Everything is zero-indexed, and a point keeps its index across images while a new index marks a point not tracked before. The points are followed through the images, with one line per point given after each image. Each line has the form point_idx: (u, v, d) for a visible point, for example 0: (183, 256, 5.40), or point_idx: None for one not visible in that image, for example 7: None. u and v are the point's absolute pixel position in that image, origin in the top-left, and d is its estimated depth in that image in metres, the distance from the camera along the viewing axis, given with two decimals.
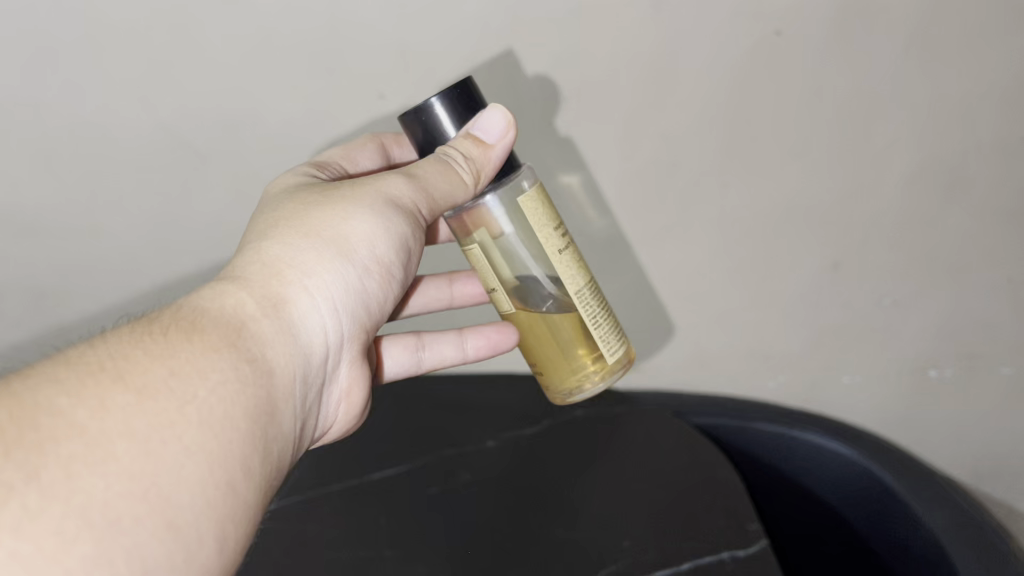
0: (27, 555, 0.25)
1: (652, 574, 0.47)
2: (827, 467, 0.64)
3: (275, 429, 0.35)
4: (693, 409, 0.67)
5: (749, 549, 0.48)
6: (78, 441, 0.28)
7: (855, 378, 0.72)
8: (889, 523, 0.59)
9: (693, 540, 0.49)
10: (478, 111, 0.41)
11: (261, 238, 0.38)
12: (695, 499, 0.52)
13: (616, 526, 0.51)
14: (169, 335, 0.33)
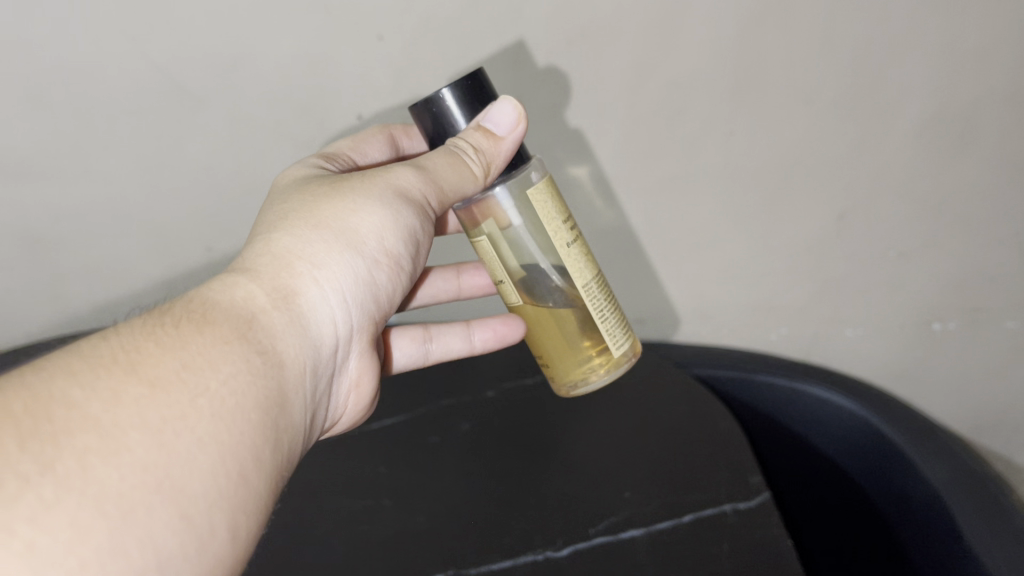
0: (44, 545, 0.25)
1: (652, 525, 0.48)
2: (832, 417, 0.71)
3: (286, 419, 0.35)
4: (699, 359, 0.73)
5: (751, 502, 0.49)
6: (91, 433, 0.28)
7: (858, 331, 0.76)
8: (887, 476, 0.67)
9: (694, 494, 0.50)
10: (489, 103, 0.42)
11: (270, 230, 0.39)
12: (698, 454, 0.54)
13: (618, 480, 0.53)
14: (181, 327, 0.33)
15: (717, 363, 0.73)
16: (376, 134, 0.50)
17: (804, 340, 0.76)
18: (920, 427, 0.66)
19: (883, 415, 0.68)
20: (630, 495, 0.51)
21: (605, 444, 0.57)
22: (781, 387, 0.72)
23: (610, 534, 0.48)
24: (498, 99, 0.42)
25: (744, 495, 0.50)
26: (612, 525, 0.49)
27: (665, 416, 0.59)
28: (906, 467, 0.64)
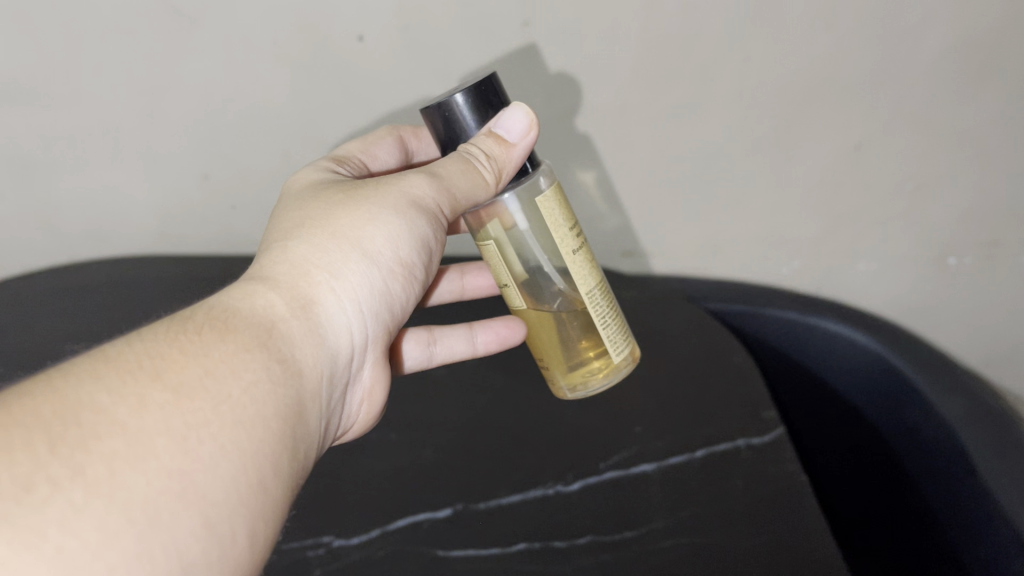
0: (75, 549, 0.26)
1: (663, 460, 0.56)
2: (838, 349, 0.75)
3: (303, 427, 0.36)
4: (710, 295, 0.77)
5: (763, 438, 0.56)
6: (118, 438, 0.29)
7: (871, 265, 0.76)
8: (898, 409, 0.70)
9: (706, 428, 0.58)
10: (500, 110, 0.43)
11: (287, 239, 0.39)
12: (711, 395, 0.61)
13: (631, 417, 0.60)
14: (203, 334, 0.34)
15: (729, 299, 0.77)
16: (386, 136, 0.52)
17: (816, 272, 0.77)
18: (929, 358, 0.70)
19: (895, 349, 0.71)
20: (645, 426, 0.59)
21: (622, 380, 0.64)
22: (791, 320, 0.76)
23: (621, 468, 0.55)
24: (509, 104, 0.43)
25: (758, 432, 0.57)
26: (622, 459, 0.56)
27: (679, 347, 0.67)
28: (920, 402, 0.67)
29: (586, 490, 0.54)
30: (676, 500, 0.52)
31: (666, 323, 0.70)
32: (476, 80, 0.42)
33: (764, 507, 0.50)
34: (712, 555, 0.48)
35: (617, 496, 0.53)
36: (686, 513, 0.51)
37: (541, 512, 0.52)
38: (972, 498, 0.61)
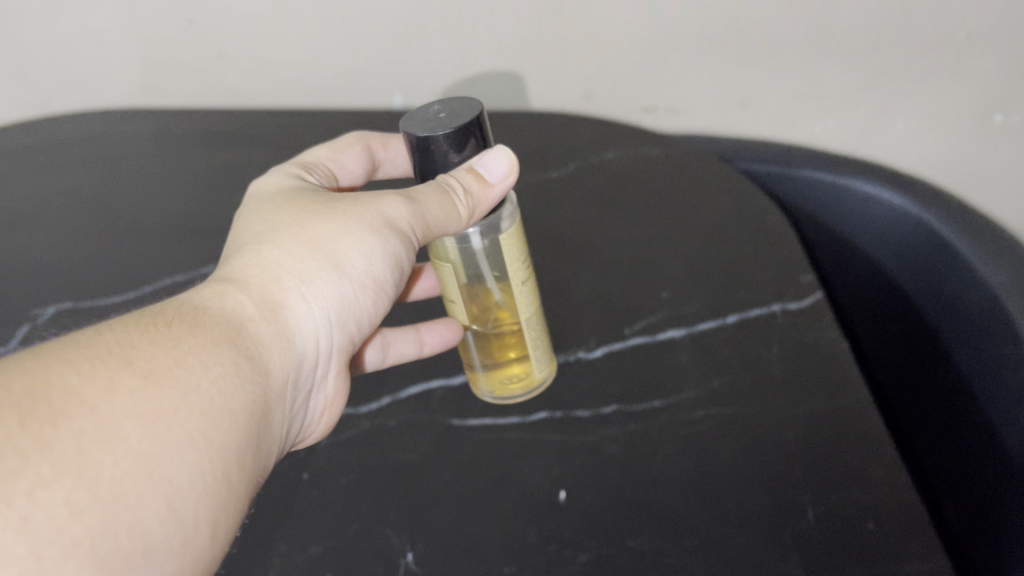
0: (36, 523, 0.33)
1: (775, 434, 0.65)
2: (879, 213, 0.87)
3: (269, 426, 0.47)
4: (739, 153, 0.96)
5: (830, 415, 0.65)
6: (89, 421, 0.37)
7: (865, 75, 0.93)
8: (937, 268, 0.82)
9: (819, 397, 0.67)
10: (486, 150, 0.56)
11: (265, 247, 0.51)
12: (772, 403, 0.67)
13: (718, 374, 0.70)
14: (172, 327, 0.44)
15: (764, 160, 0.94)
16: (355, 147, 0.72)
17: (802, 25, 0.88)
18: (968, 218, 0.80)
19: (934, 208, 0.82)
20: (700, 376, 0.71)
21: (642, 324, 0.76)
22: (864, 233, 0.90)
23: (636, 410, 0.68)
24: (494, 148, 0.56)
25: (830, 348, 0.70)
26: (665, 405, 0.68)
27: (804, 326, 0.73)
28: (962, 264, 0.78)
29: (621, 439, 0.66)
30: (713, 444, 0.65)
31: (659, 269, 0.82)
32: (457, 125, 0.53)
33: (798, 466, 0.62)
34: (715, 506, 0.60)
35: (651, 456, 0.64)
36: (704, 468, 0.63)
37: (592, 450, 0.65)
38: (1007, 375, 0.72)
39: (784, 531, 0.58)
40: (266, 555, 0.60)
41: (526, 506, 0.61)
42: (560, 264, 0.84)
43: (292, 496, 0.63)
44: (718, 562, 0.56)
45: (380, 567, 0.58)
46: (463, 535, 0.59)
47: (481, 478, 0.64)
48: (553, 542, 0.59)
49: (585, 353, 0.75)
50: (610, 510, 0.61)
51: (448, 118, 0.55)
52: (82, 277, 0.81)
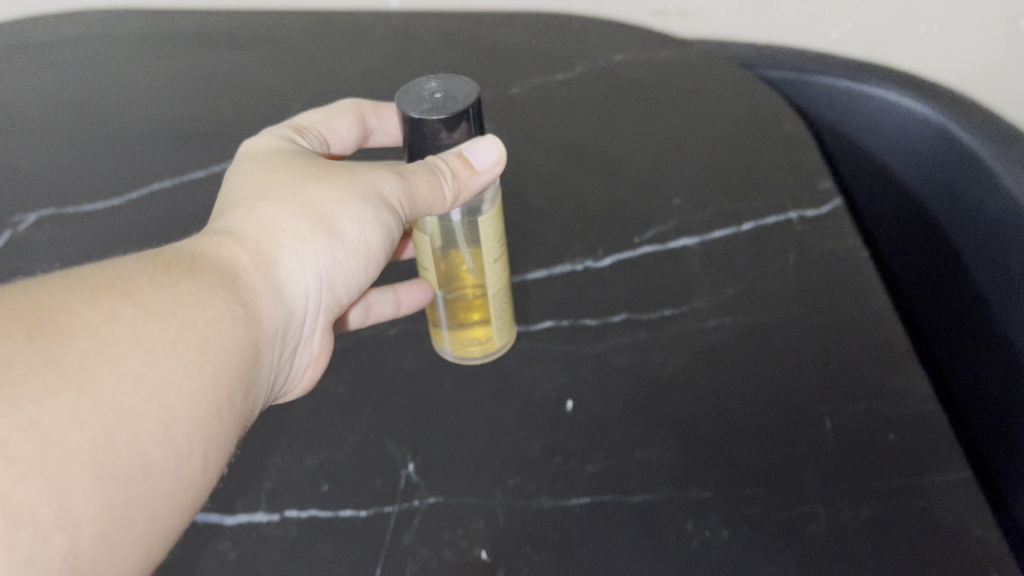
0: (38, 425, 0.31)
1: (787, 343, 0.63)
2: (900, 121, 0.82)
3: (258, 371, 0.44)
4: (755, 60, 0.90)
5: (846, 325, 0.64)
6: (91, 339, 0.35)
7: None
8: (957, 181, 0.78)
9: (835, 309, 0.65)
10: (474, 137, 0.50)
11: (263, 199, 0.47)
12: (779, 311, 0.65)
13: (730, 278, 0.68)
14: (173, 266, 0.41)
15: (779, 64, 0.88)
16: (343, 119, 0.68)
17: None
18: (994, 128, 0.76)
19: (960, 118, 0.78)
20: (715, 284, 0.67)
21: (654, 230, 0.72)
22: (881, 140, 0.85)
23: (645, 317, 0.65)
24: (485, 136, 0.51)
25: (849, 273, 0.67)
26: (669, 316, 0.65)
27: (813, 236, 0.71)
28: (986, 176, 0.74)
29: (630, 349, 0.63)
30: (728, 349, 0.63)
31: (672, 176, 0.77)
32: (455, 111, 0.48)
33: (814, 379, 0.60)
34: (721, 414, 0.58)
35: (662, 364, 0.62)
36: (716, 378, 0.61)
37: (600, 357, 0.63)
38: None
39: (801, 443, 0.56)
40: (256, 462, 0.56)
41: (531, 417, 0.59)
42: (567, 168, 0.79)
43: (287, 405, 0.60)
44: (731, 475, 0.55)
45: (378, 479, 0.55)
46: (465, 448, 0.57)
47: (484, 388, 0.61)
48: (558, 454, 0.56)
49: (593, 264, 0.70)
50: (621, 418, 0.58)
51: (441, 99, 0.50)
52: (72, 176, 0.78)
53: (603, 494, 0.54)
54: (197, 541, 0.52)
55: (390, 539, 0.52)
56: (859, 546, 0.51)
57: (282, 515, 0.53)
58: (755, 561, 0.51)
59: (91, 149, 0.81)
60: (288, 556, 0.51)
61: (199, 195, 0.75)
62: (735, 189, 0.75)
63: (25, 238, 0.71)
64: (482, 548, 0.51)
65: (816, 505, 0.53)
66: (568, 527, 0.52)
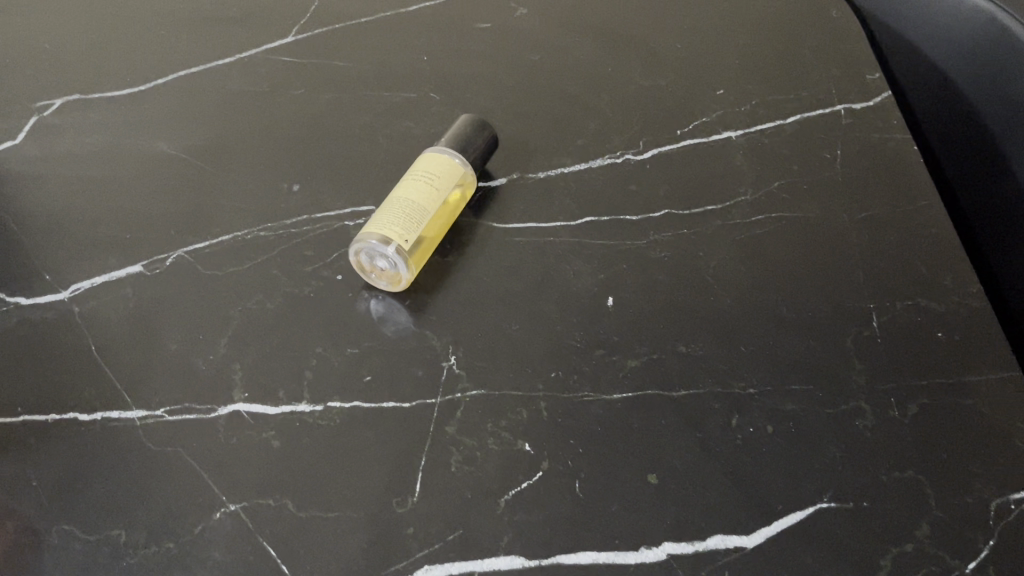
0: None
1: (836, 243, 0.61)
2: (955, 15, 0.78)
3: None
4: None
5: (898, 225, 0.62)
6: None
7: None
8: (1009, 85, 0.75)
9: (885, 206, 0.63)
10: (416, 202, 0.57)
11: None
12: (828, 210, 0.63)
13: (773, 176, 0.65)
14: None
15: None
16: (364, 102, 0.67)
17: None
18: None
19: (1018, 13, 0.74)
20: (760, 178, 0.65)
21: (697, 123, 0.70)
22: (940, 28, 0.80)
23: (691, 211, 0.63)
24: (416, 206, 0.57)
25: (898, 167, 0.65)
26: (713, 213, 0.63)
27: (859, 130, 0.68)
28: None
29: (672, 242, 0.61)
30: (770, 244, 0.61)
31: (713, 65, 0.74)
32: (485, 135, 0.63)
33: (859, 276, 0.59)
34: (766, 313, 0.57)
35: (705, 258, 0.60)
36: (759, 273, 0.59)
37: (642, 250, 0.61)
38: None
39: (845, 341, 0.56)
40: (297, 352, 0.55)
41: (573, 310, 0.58)
42: (604, 54, 0.76)
43: (325, 293, 0.58)
44: (776, 369, 0.54)
45: (419, 370, 0.55)
46: (507, 341, 0.56)
47: (520, 277, 0.60)
48: (600, 347, 0.56)
49: (634, 156, 0.67)
50: (664, 313, 0.57)
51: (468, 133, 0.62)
52: (95, 60, 0.75)
53: (645, 390, 0.53)
54: (242, 431, 0.52)
55: (434, 429, 0.52)
56: (904, 442, 0.51)
57: (325, 407, 0.53)
58: (795, 457, 0.51)
59: (112, 31, 0.78)
60: (332, 447, 0.51)
61: (229, 84, 0.73)
62: (780, 82, 0.73)
63: (53, 124, 0.70)
64: (524, 441, 0.51)
65: (862, 402, 0.53)
66: (610, 421, 0.52)
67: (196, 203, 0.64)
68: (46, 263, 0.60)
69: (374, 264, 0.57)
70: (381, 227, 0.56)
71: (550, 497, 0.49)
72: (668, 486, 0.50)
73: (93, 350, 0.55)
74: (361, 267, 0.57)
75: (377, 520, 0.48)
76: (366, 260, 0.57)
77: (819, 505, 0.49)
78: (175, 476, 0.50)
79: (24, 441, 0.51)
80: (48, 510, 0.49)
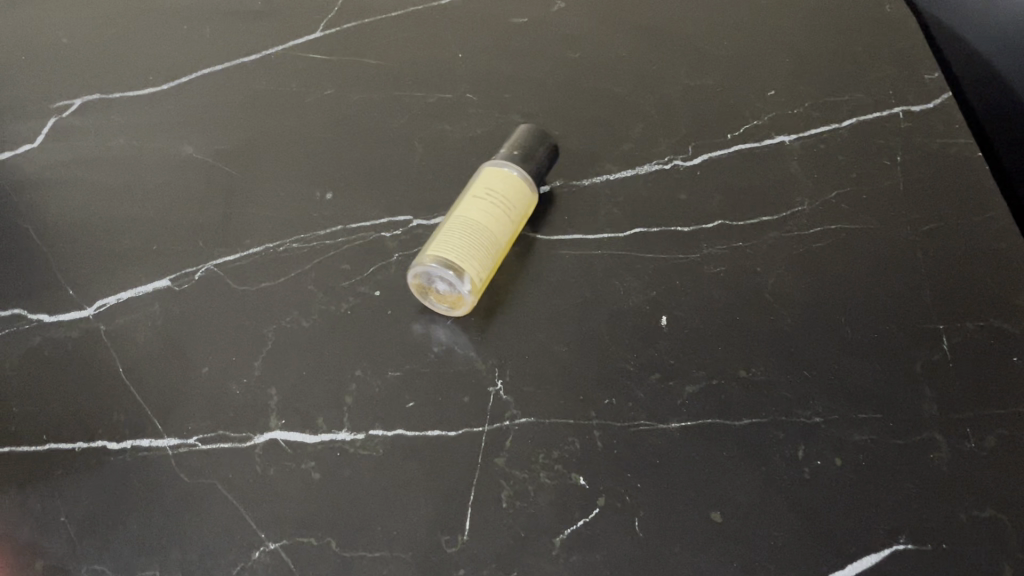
0: None
1: (902, 257, 0.58)
2: None
3: None
4: None
5: (966, 237, 0.58)
6: None
7: None
8: None
9: (951, 216, 0.60)
10: (492, 232, 0.54)
11: None
12: (892, 220, 0.60)
13: (831, 183, 0.62)
14: None
15: None
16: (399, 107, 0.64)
17: None
18: None
19: None
20: (817, 186, 0.62)
21: (748, 126, 0.66)
22: None
23: (746, 222, 0.60)
24: (492, 237, 0.53)
25: (963, 174, 0.62)
26: (769, 224, 0.60)
27: (920, 134, 0.65)
28: None
29: (727, 257, 0.58)
30: (831, 259, 0.58)
31: (762, 63, 0.71)
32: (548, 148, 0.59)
33: (928, 294, 0.56)
34: (830, 334, 0.54)
35: (763, 274, 0.57)
36: (821, 290, 0.56)
37: (696, 266, 0.58)
38: None
39: (915, 365, 0.52)
40: (335, 375, 0.52)
41: (625, 330, 0.54)
42: (648, 52, 0.72)
43: (363, 311, 0.55)
44: (842, 396, 0.51)
45: (464, 395, 0.51)
46: (557, 364, 0.53)
47: (568, 295, 0.56)
48: (656, 371, 0.52)
49: (683, 162, 0.64)
50: (722, 334, 0.54)
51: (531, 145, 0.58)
52: (115, 57, 0.72)
53: (705, 419, 0.50)
54: (280, 462, 0.49)
55: (483, 461, 0.49)
56: (982, 479, 0.48)
57: (367, 435, 0.50)
58: (867, 493, 0.48)
59: (131, 26, 0.74)
60: (375, 480, 0.48)
61: (255, 83, 0.70)
62: (835, 82, 0.69)
63: (73, 126, 0.66)
64: (579, 474, 0.48)
65: (936, 433, 0.50)
66: (668, 453, 0.49)
67: (225, 212, 0.61)
68: (69, 276, 0.57)
69: (434, 287, 0.53)
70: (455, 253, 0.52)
71: (608, 537, 0.46)
72: (733, 525, 0.47)
73: (121, 372, 0.52)
74: (416, 286, 0.54)
75: (426, 561, 0.46)
76: (425, 280, 0.53)
77: (894, 548, 0.46)
78: (211, 512, 0.47)
79: (52, 473, 0.48)
80: (79, 548, 0.46)
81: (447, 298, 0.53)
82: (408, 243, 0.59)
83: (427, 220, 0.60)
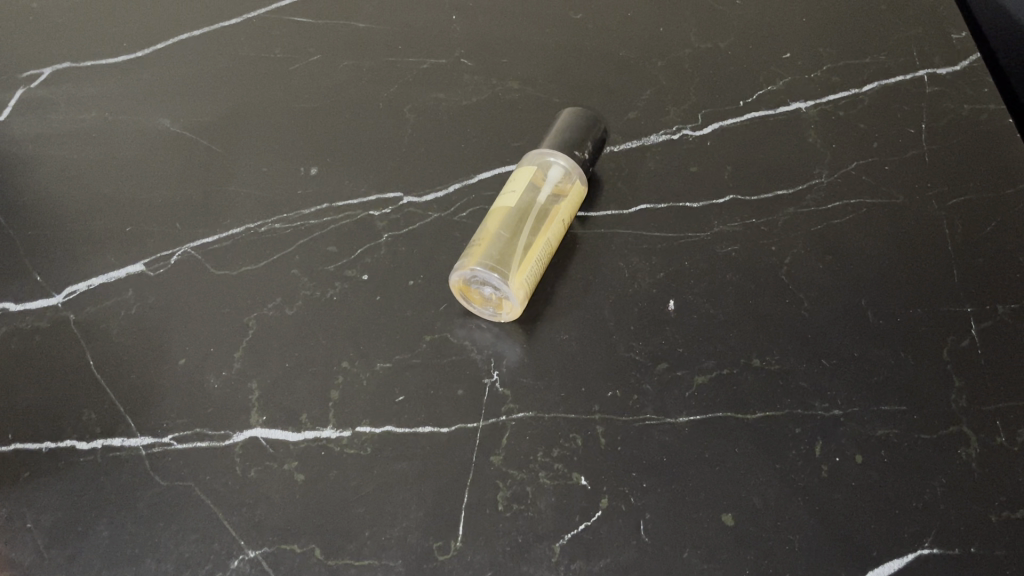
0: None
1: (927, 232, 0.54)
2: None
3: None
4: None
5: (996, 211, 0.54)
6: None
7: None
8: None
9: (978, 187, 0.56)
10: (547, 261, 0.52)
11: None
12: (917, 192, 0.56)
13: (851, 153, 0.58)
14: None
15: None
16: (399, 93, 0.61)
17: None
18: None
19: None
20: (836, 156, 0.58)
21: (762, 93, 0.62)
22: None
23: (760, 197, 0.56)
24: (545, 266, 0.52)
25: (992, 143, 0.58)
26: (785, 198, 0.56)
27: (948, 99, 0.60)
28: None
29: (740, 235, 0.54)
30: (851, 237, 0.54)
31: (778, 23, 0.66)
32: (598, 135, 0.54)
33: (956, 273, 0.52)
34: (851, 319, 0.50)
35: (778, 253, 0.53)
36: (841, 270, 0.52)
37: (706, 245, 0.54)
38: None
39: (942, 353, 0.49)
40: (320, 367, 0.49)
41: (630, 316, 0.51)
42: (654, 12, 0.68)
43: (351, 297, 0.52)
44: (864, 386, 0.48)
45: (459, 388, 0.48)
46: (557, 354, 0.49)
47: (568, 278, 0.53)
48: (663, 361, 0.49)
49: (693, 132, 0.60)
50: (735, 321, 0.50)
51: (583, 134, 0.54)
52: (87, 22, 0.68)
53: (716, 413, 0.47)
54: (260, 462, 0.46)
55: (477, 460, 0.46)
56: (1014, 475, 0.45)
57: (354, 433, 0.47)
58: (890, 494, 0.44)
59: None
60: (363, 481, 0.45)
61: (237, 50, 0.66)
62: (855, 43, 0.64)
63: (41, 98, 0.63)
64: (581, 474, 0.45)
65: (965, 426, 0.46)
66: (677, 450, 0.46)
67: (204, 189, 0.57)
68: (37, 261, 0.54)
69: (476, 289, 0.49)
70: (517, 270, 0.48)
71: (612, 543, 0.43)
72: (746, 528, 0.44)
73: (91, 365, 0.49)
74: (457, 283, 0.49)
75: (417, 569, 0.42)
76: (479, 283, 0.49)
77: (921, 552, 0.43)
78: (189, 516, 0.44)
79: (18, 477, 0.45)
80: (45, 559, 0.43)
81: (480, 303, 0.50)
82: (398, 222, 0.55)
83: (418, 197, 0.56)
